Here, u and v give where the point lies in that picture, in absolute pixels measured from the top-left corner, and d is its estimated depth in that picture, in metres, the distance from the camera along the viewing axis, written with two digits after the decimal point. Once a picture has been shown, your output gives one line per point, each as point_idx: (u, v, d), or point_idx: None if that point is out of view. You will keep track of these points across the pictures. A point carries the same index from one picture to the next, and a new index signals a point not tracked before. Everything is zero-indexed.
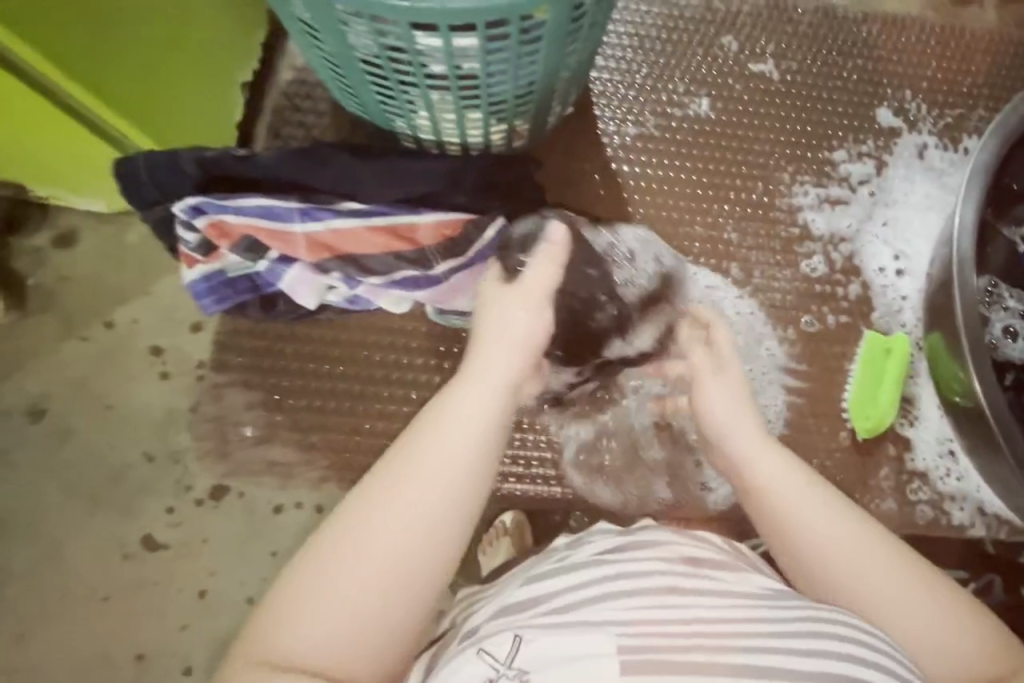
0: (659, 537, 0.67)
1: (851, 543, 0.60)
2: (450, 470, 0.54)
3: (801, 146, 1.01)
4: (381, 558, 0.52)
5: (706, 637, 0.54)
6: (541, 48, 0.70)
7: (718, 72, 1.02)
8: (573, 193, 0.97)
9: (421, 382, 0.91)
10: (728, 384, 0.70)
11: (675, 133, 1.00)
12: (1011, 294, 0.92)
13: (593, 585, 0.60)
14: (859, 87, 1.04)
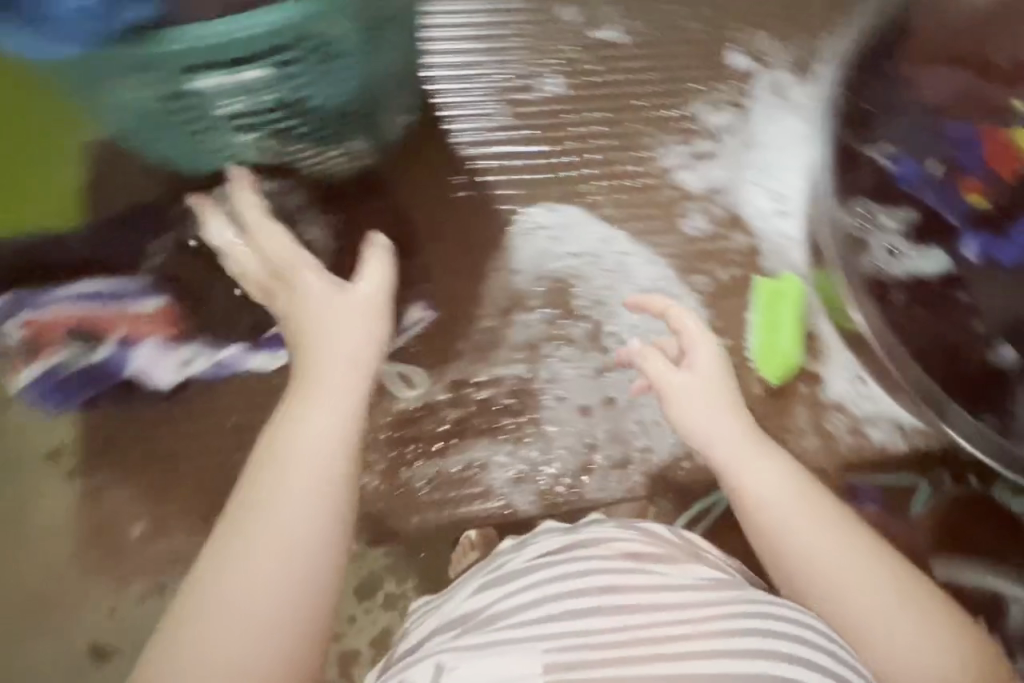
0: (605, 529, 0.67)
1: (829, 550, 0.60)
2: (306, 517, 0.55)
3: (659, 106, 0.99)
4: (262, 596, 0.53)
5: (660, 646, 0.55)
6: (350, 74, 0.68)
7: (564, 47, 0.99)
8: (439, 202, 0.92)
9: None
10: (704, 389, 0.68)
11: (532, 118, 0.96)
12: (883, 217, 0.93)
13: (544, 592, 0.60)
14: (705, 36, 1.02)
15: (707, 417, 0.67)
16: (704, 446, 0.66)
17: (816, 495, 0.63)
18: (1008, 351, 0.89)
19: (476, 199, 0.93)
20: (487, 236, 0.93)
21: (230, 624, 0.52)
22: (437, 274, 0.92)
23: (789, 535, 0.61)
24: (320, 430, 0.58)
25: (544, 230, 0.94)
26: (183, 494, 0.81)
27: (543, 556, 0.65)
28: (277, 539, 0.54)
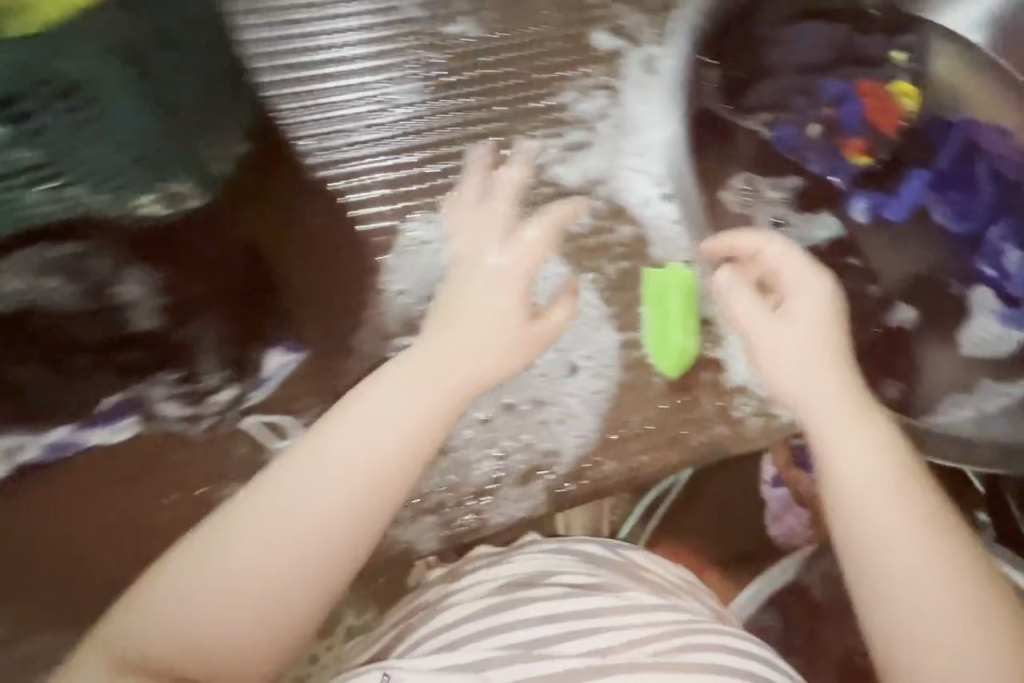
0: (539, 559, 0.78)
1: (877, 484, 0.55)
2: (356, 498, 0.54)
3: (525, 100, 0.93)
4: (274, 568, 0.53)
5: (624, 638, 0.65)
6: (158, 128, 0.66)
7: (416, 50, 0.92)
8: (293, 230, 0.84)
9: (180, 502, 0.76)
10: (803, 327, 0.60)
11: (389, 130, 0.90)
12: (769, 188, 0.88)
13: (495, 598, 0.71)
14: (567, 17, 0.95)
15: (795, 355, 0.59)
16: (790, 380, 0.59)
17: (887, 435, 0.57)
18: (907, 309, 0.88)
19: (331, 222, 0.86)
20: (350, 261, 0.85)
21: (251, 560, 0.53)
22: (290, 309, 0.81)
23: (875, 473, 0.55)
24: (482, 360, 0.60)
25: (428, 243, 0.86)
26: (31, 588, 0.74)
27: (491, 592, 0.73)
28: (315, 508, 0.53)
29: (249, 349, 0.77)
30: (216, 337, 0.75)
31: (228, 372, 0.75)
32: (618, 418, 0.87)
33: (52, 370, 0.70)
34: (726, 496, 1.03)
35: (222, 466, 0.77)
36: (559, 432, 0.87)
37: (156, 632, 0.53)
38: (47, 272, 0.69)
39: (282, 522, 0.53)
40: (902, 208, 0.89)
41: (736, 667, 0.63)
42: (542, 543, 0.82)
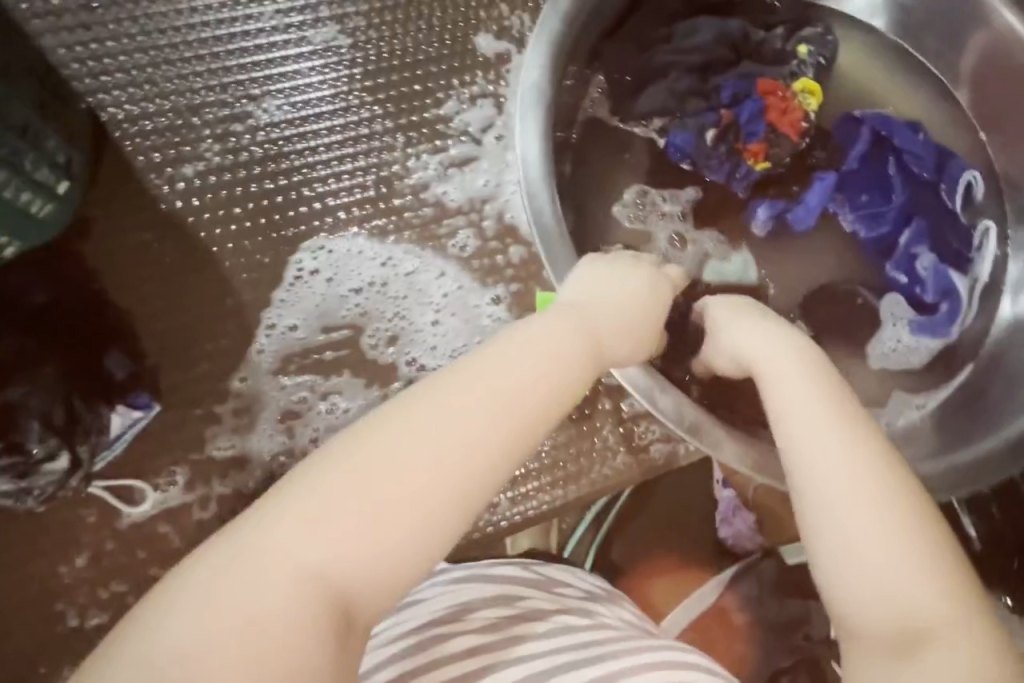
0: (455, 588, 0.69)
1: (840, 459, 0.45)
2: (484, 437, 0.42)
3: (403, 113, 0.85)
4: (377, 531, 0.39)
5: (565, 662, 0.59)
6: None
7: (279, 58, 0.83)
8: (143, 274, 0.75)
9: (26, 586, 0.69)
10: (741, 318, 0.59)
11: (250, 153, 0.81)
12: (665, 200, 0.85)
13: (421, 638, 0.61)
14: (444, 19, 0.87)
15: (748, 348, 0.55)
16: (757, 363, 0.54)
17: (845, 398, 0.49)
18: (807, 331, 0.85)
19: (187, 261, 0.77)
20: (217, 293, 0.77)
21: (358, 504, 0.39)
22: (150, 344, 0.74)
23: (801, 437, 0.47)
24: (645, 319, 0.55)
25: (318, 273, 0.79)
26: None
27: (404, 630, 0.62)
28: (468, 404, 0.43)
29: (86, 410, 0.70)
30: (44, 400, 0.68)
31: (54, 439, 0.68)
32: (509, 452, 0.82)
33: None
34: (672, 509, 0.84)
35: (72, 537, 0.70)
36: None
37: (242, 546, 0.38)
38: None
39: (429, 421, 0.41)
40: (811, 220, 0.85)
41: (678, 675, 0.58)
42: (447, 569, 0.73)
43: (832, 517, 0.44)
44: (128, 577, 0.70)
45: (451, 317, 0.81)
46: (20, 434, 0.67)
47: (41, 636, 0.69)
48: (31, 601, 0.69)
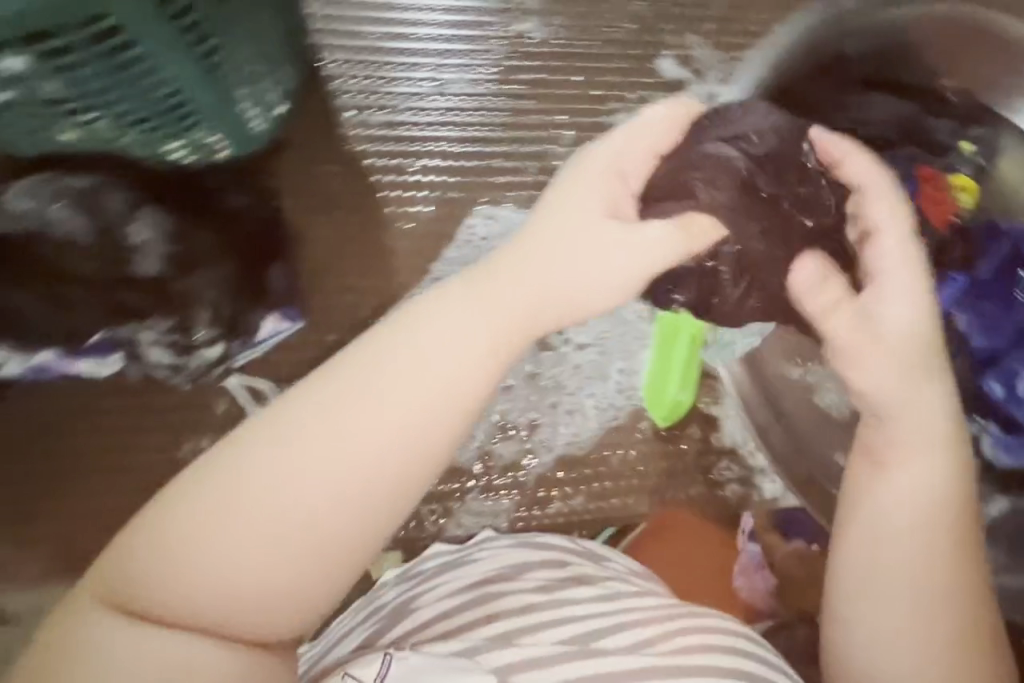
0: (506, 551, 0.68)
1: (888, 565, 0.48)
2: (400, 435, 0.41)
3: (579, 112, 0.90)
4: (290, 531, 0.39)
5: (632, 623, 0.57)
6: (201, 111, 0.64)
7: (481, 37, 0.90)
8: (319, 201, 0.82)
9: (153, 450, 0.75)
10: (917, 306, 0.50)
11: (433, 114, 0.87)
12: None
13: (467, 599, 0.61)
14: (636, 38, 0.93)
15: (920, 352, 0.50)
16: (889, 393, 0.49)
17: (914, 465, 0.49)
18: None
19: (359, 200, 0.83)
20: (375, 236, 0.83)
21: (267, 506, 0.39)
22: (308, 264, 0.81)
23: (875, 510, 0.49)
24: (598, 268, 0.46)
25: (486, 238, 0.85)
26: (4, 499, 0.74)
27: (463, 583, 0.64)
28: (390, 401, 0.41)
29: (249, 315, 0.73)
30: (216, 292, 0.70)
31: (218, 330, 0.71)
32: (592, 439, 0.83)
33: (45, 298, 0.64)
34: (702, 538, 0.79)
35: (201, 418, 0.76)
36: (552, 434, 0.82)
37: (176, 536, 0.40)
38: (55, 199, 0.63)
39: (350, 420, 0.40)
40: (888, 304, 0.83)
41: (724, 667, 0.55)
42: (498, 534, 0.72)
43: (876, 591, 0.49)
44: None
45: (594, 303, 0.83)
46: (188, 317, 0.69)
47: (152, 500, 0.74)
48: (154, 465, 0.75)
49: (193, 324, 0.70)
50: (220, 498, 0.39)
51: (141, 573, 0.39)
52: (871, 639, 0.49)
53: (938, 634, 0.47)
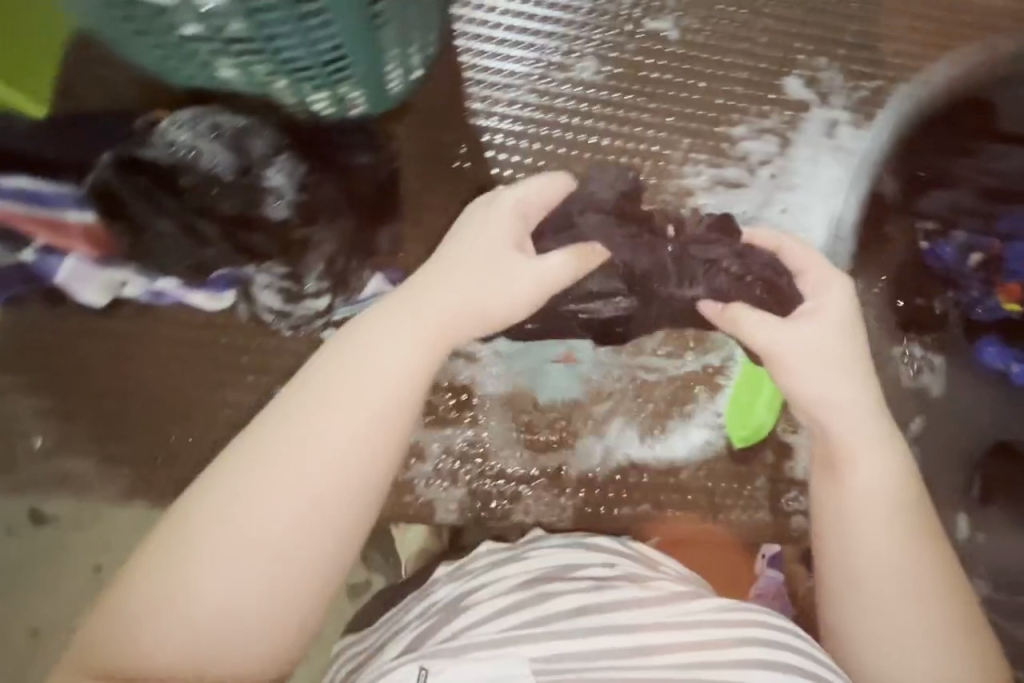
0: (555, 549, 0.66)
1: (869, 582, 0.54)
2: (355, 431, 0.46)
3: (699, 118, 0.89)
4: (275, 532, 0.44)
5: (696, 642, 0.55)
6: (353, 66, 0.64)
7: (610, 29, 0.89)
8: (434, 171, 0.83)
9: (236, 395, 0.74)
10: (832, 353, 0.54)
11: (555, 100, 0.87)
12: (921, 354, 0.88)
13: (520, 594, 0.60)
14: (766, 52, 0.91)
15: (827, 373, 0.54)
16: (818, 403, 0.55)
17: (892, 479, 0.54)
18: (964, 522, 0.83)
19: (471, 175, 0.84)
20: None
21: (241, 511, 0.45)
22: (412, 230, 0.80)
23: (850, 535, 0.54)
24: (498, 293, 0.52)
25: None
26: (87, 420, 0.73)
27: (517, 582, 0.62)
28: (345, 402, 0.47)
29: (357, 268, 0.73)
30: (335, 246, 0.71)
31: (327, 284, 0.72)
32: (665, 445, 0.83)
33: (184, 229, 0.65)
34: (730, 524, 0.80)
35: (284, 364, 0.75)
36: (625, 435, 0.83)
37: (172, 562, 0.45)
38: (207, 135, 0.65)
39: (316, 425, 0.46)
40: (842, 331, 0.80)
41: (773, 662, 0.54)
42: (549, 534, 0.71)
43: (864, 601, 0.54)
44: None
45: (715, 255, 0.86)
46: (302, 267, 0.70)
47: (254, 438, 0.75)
48: (237, 409, 0.74)
49: (303, 272, 0.71)
50: (213, 515, 0.44)
51: (155, 621, 0.44)
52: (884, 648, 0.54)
53: (930, 618, 0.53)
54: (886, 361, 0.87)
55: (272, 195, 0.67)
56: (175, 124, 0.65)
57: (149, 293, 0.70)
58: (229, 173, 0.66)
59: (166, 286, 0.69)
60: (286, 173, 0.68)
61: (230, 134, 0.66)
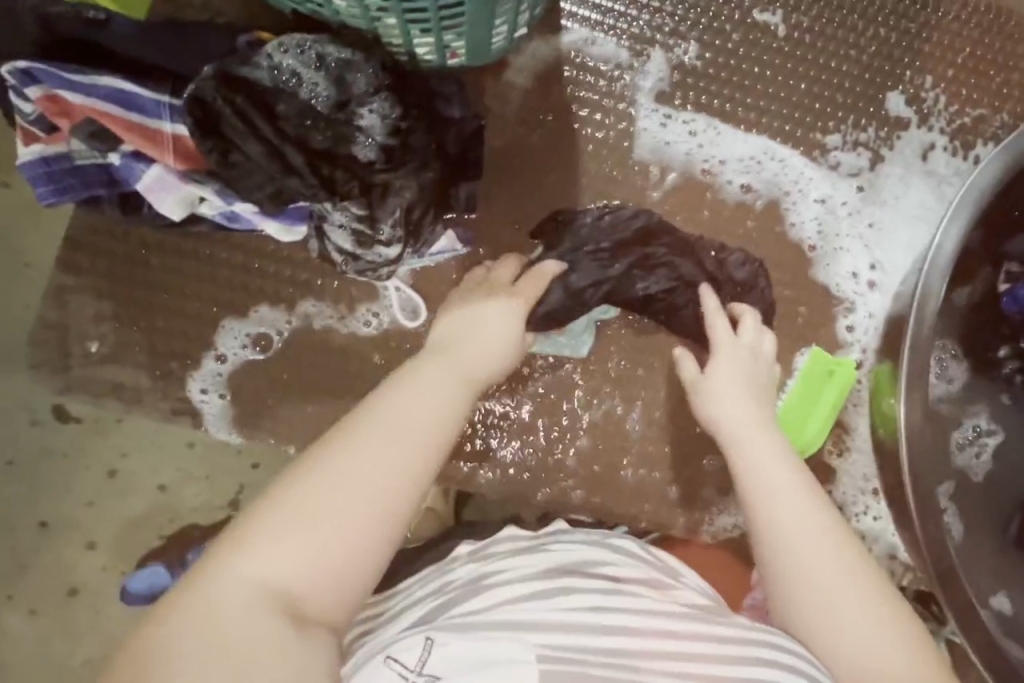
0: (578, 547, 0.65)
1: (811, 584, 0.57)
2: (389, 451, 0.53)
3: (793, 120, 0.85)
4: (317, 535, 0.49)
5: (709, 664, 0.53)
6: (465, 14, 0.63)
7: (717, 14, 0.84)
8: (517, 134, 0.81)
9: (297, 331, 0.74)
10: (734, 382, 0.70)
11: (648, 79, 0.83)
12: (985, 427, 0.84)
13: (533, 584, 0.59)
14: (874, 63, 0.86)
15: (736, 420, 0.68)
16: (735, 429, 0.67)
17: (806, 490, 0.62)
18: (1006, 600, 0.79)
19: (555, 141, 0.81)
20: (559, 187, 0.81)
21: (287, 519, 0.49)
22: (490, 193, 0.79)
23: (789, 544, 0.59)
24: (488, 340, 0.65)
25: (689, 125, 0.84)
26: (145, 334, 0.73)
27: (536, 571, 0.61)
28: (377, 428, 0.54)
29: (432, 223, 0.73)
30: (415, 195, 0.69)
31: (401, 233, 0.70)
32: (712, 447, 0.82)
33: (273, 156, 0.65)
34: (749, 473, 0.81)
35: (345, 306, 0.74)
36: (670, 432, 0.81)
37: (219, 571, 0.47)
38: (311, 64, 0.64)
39: (352, 448, 0.52)
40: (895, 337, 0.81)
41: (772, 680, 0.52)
42: (572, 531, 0.69)
43: (807, 603, 0.57)
44: (360, 376, 0.74)
45: (811, 201, 0.85)
46: (380, 212, 0.69)
47: (311, 373, 0.74)
48: (295, 345, 0.74)
49: (378, 218, 0.69)
50: (260, 524, 0.49)
51: (202, 623, 0.44)
52: (839, 648, 0.55)
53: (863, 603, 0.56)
54: (953, 405, 0.83)
55: (364, 140, 0.67)
56: (284, 44, 0.64)
57: (224, 216, 0.69)
58: (329, 108, 0.65)
59: (245, 210, 0.69)
60: (386, 114, 0.67)
61: (335, 70, 0.65)
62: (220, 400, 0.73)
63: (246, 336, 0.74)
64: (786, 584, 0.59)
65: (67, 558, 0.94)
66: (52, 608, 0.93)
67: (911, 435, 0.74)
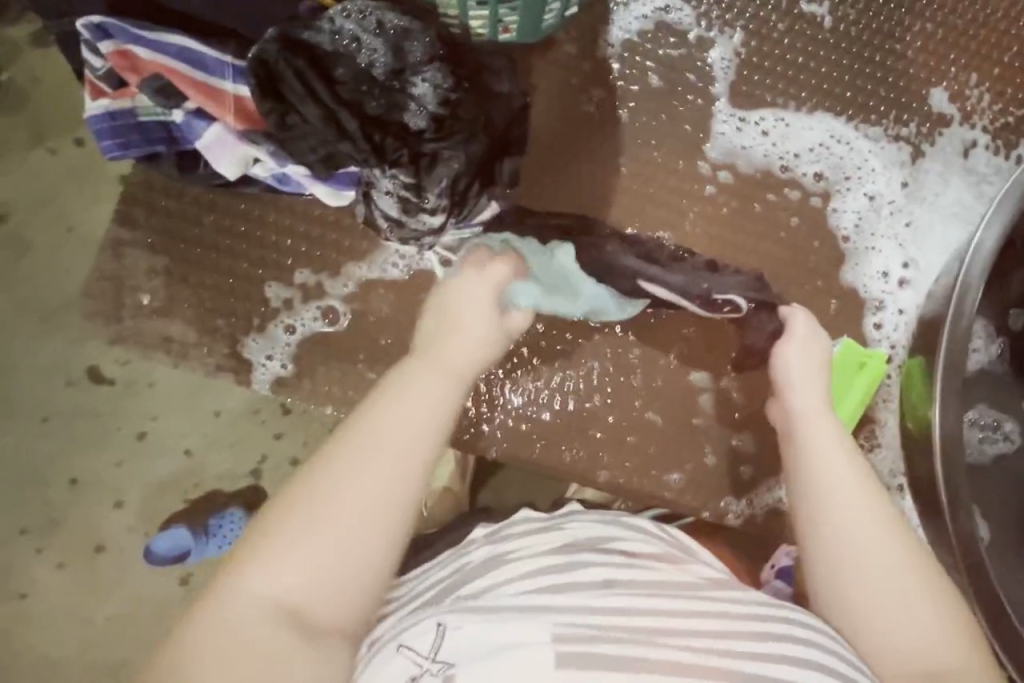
0: (594, 523, 0.66)
1: (859, 579, 0.57)
2: (386, 458, 0.53)
3: (834, 113, 0.85)
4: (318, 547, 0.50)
5: (727, 642, 0.53)
6: None
7: (763, 4, 0.85)
8: (562, 115, 0.82)
9: (342, 296, 0.76)
10: (812, 360, 0.72)
11: (691, 67, 0.84)
12: (1012, 423, 0.84)
13: (547, 563, 0.60)
14: (919, 58, 0.86)
15: (811, 406, 0.68)
16: (802, 419, 0.67)
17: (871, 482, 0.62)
18: None
19: (597, 123, 0.82)
20: (600, 172, 0.82)
21: (287, 533, 0.50)
22: (534, 174, 0.81)
23: (844, 534, 0.59)
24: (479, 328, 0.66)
25: (762, 125, 0.85)
26: (195, 291, 0.75)
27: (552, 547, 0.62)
28: (377, 434, 0.54)
29: (476, 196, 0.73)
30: (461, 166, 0.71)
31: (445, 202, 0.71)
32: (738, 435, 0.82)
33: (328, 119, 0.68)
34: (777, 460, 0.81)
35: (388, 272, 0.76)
36: (701, 415, 0.81)
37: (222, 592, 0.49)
38: (371, 30, 0.68)
39: (353, 458, 0.52)
40: (929, 331, 0.81)
41: (792, 655, 0.53)
42: (588, 512, 0.71)
43: (850, 593, 0.57)
44: (400, 341, 0.76)
45: (858, 194, 0.86)
46: (427, 180, 0.71)
47: (353, 337, 0.76)
48: (339, 311, 0.76)
49: (422, 186, 0.71)
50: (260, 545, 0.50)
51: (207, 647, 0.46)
52: (881, 635, 0.55)
53: (915, 599, 0.56)
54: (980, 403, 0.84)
55: (416, 108, 0.70)
56: (347, 7, 0.67)
57: (277, 177, 0.71)
58: (385, 72, 0.69)
59: (299, 172, 0.71)
60: (437, 80, 0.70)
61: (393, 36, 0.68)
62: (281, 368, 0.76)
63: (316, 309, 0.76)
64: (837, 574, 0.58)
65: (99, 511, 0.97)
66: (80, 562, 0.97)
67: (942, 426, 0.74)
